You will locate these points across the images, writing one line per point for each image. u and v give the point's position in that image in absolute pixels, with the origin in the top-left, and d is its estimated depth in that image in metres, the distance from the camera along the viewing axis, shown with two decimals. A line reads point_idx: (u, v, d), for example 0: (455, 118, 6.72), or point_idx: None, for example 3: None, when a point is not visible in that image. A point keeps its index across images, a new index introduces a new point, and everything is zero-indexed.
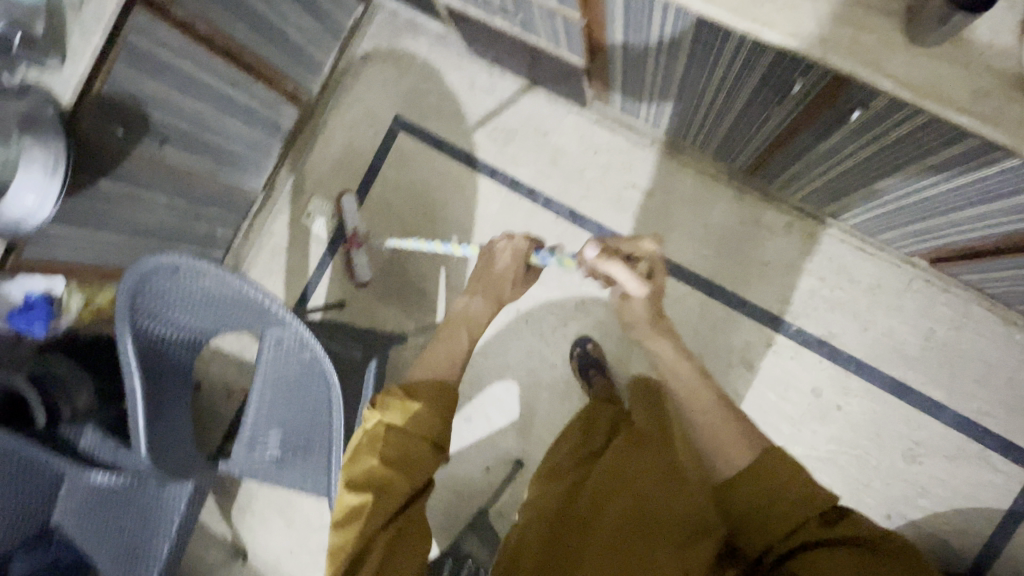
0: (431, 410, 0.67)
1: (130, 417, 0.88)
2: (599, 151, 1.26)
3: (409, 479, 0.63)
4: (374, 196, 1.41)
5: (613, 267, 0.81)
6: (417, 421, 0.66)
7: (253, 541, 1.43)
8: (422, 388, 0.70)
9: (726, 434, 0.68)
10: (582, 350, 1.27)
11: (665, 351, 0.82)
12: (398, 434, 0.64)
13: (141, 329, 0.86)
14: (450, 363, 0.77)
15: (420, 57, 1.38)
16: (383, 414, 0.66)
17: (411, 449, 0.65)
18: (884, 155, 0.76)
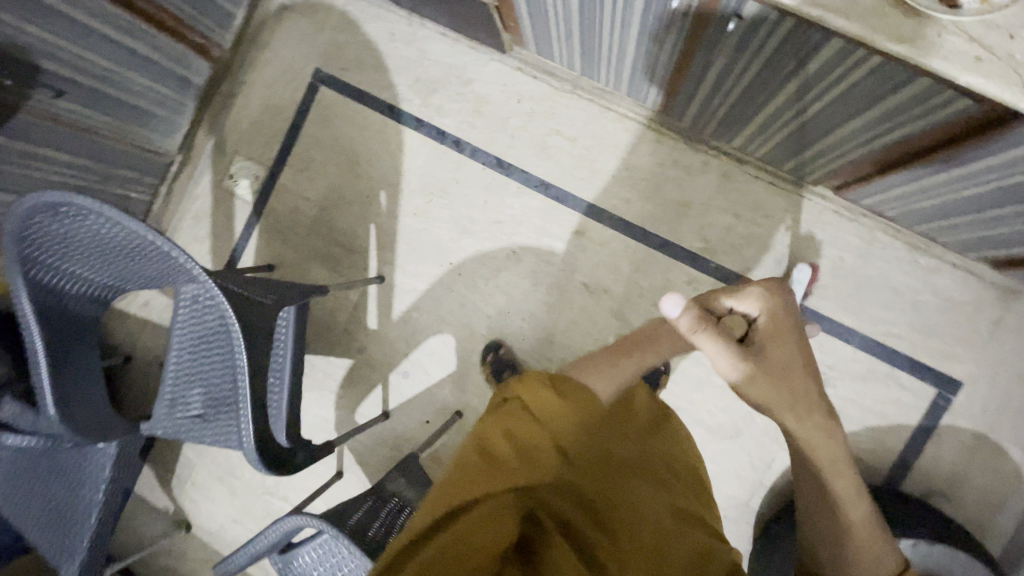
0: (577, 414, 0.59)
1: (32, 374, 0.86)
2: (523, 98, 1.25)
3: (506, 473, 0.55)
4: (298, 154, 1.37)
5: (701, 335, 0.63)
6: (557, 423, 0.58)
7: (197, 511, 1.42)
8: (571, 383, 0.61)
9: (844, 490, 0.64)
10: (494, 354, 1.26)
11: (819, 442, 0.63)
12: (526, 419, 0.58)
13: (36, 281, 0.83)
14: (610, 385, 0.67)
15: (337, 9, 1.34)
16: (525, 392, 0.59)
17: (526, 439, 0.57)
18: (769, 74, 0.78)
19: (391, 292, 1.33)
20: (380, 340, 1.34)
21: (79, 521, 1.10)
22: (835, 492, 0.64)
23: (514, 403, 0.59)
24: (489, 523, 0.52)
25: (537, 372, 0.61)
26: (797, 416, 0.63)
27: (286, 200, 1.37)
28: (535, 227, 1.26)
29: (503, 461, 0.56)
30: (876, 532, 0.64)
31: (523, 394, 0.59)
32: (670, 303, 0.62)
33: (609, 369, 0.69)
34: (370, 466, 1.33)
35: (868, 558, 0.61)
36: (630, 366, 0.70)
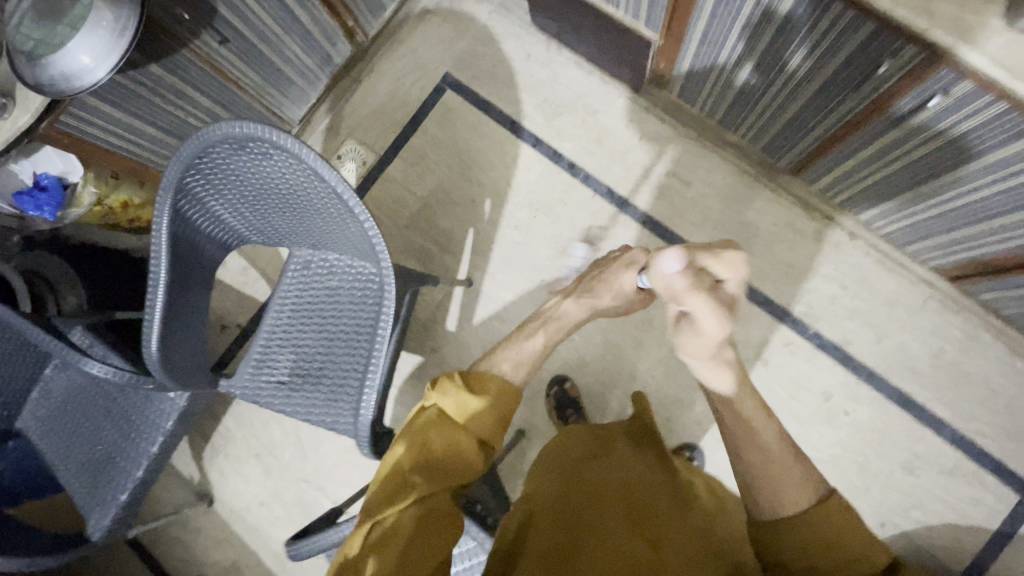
0: (486, 409, 0.67)
1: (147, 301, 0.83)
2: (645, 137, 1.29)
3: (447, 479, 0.63)
4: (411, 148, 1.39)
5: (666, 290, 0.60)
6: (474, 422, 0.66)
7: (224, 484, 1.35)
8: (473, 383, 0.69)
9: (786, 474, 0.58)
10: (559, 389, 1.22)
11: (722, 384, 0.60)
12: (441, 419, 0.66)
13: (180, 213, 0.81)
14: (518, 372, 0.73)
15: (480, 21, 1.39)
16: (439, 399, 0.67)
17: (454, 441, 0.65)
18: (946, 150, 0.79)
19: (476, 297, 1.32)
20: (456, 344, 1.31)
21: (122, 469, 1.03)
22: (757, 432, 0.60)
23: (427, 409, 0.67)
24: (426, 529, 0.59)
25: (448, 377, 0.68)
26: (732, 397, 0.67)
27: (390, 189, 1.39)
28: None
29: (441, 465, 0.63)
30: (797, 465, 0.59)
31: (439, 399, 0.67)
32: (670, 255, 0.59)
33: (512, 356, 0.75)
34: None
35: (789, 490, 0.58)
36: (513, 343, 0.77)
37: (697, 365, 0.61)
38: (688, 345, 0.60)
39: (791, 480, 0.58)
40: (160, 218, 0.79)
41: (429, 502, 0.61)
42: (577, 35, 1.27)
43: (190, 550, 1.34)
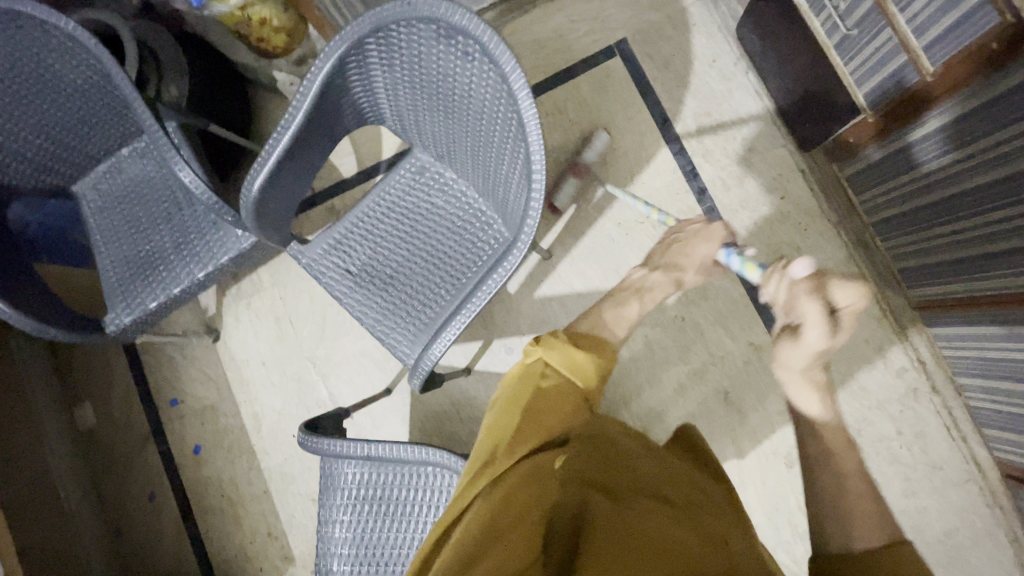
0: (561, 372, 0.75)
1: (273, 138, 0.78)
2: (786, 198, 1.22)
3: (522, 437, 0.68)
4: (554, 96, 1.30)
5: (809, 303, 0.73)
6: (577, 369, 0.76)
7: (233, 329, 1.33)
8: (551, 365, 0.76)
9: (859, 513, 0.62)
10: None
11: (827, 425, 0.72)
12: (529, 392, 0.73)
13: (346, 68, 0.74)
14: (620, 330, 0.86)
15: (682, 2, 1.28)
16: (545, 352, 0.77)
17: (556, 399, 0.72)
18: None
19: (547, 271, 1.28)
20: (507, 306, 1.28)
21: (160, 278, 1.00)
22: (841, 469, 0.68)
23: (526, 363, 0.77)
24: (508, 502, 0.58)
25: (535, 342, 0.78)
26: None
27: None
28: (716, 310, 1.22)
29: (541, 415, 0.70)
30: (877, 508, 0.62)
31: (546, 350, 0.77)
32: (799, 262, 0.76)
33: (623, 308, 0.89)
34: (421, 406, 1.26)
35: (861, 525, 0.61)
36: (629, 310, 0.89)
37: (785, 372, 0.76)
38: (784, 353, 0.76)
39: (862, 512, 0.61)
40: (325, 63, 0.72)
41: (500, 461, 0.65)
42: (774, 66, 1.17)
43: (178, 374, 1.33)
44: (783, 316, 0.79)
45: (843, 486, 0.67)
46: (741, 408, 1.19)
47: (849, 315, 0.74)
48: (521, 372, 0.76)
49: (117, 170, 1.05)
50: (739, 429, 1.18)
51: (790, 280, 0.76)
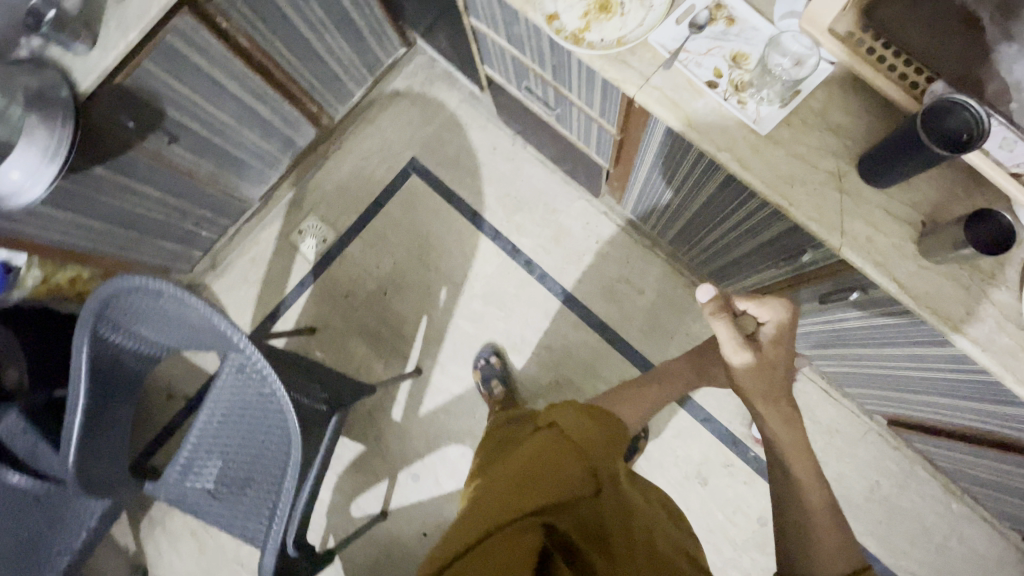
0: (608, 438, 0.64)
1: (65, 426, 0.82)
2: (602, 240, 1.29)
3: (556, 480, 0.58)
4: (372, 229, 1.39)
5: (722, 327, 0.69)
6: (571, 427, 0.64)
7: (158, 558, 1.33)
8: (604, 416, 0.68)
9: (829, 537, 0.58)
10: (485, 362, 1.28)
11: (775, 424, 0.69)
12: (552, 434, 0.63)
13: (100, 338, 0.80)
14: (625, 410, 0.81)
15: (448, 108, 1.40)
16: (559, 417, 0.66)
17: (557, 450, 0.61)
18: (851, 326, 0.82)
19: (424, 386, 1.31)
20: (400, 434, 1.30)
21: None
22: (795, 479, 0.63)
23: (545, 425, 0.66)
24: (515, 546, 0.51)
25: (572, 402, 0.69)
26: (779, 412, 0.70)
27: (348, 269, 1.38)
28: (585, 364, 1.26)
29: (539, 479, 0.57)
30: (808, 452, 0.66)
31: (557, 414, 0.67)
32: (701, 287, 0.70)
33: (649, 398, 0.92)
34: (354, 563, 1.26)
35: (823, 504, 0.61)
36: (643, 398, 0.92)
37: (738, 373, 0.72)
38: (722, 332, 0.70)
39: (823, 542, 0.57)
40: (81, 347, 0.78)
41: (533, 488, 0.57)
42: (537, 138, 1.28)
43: None
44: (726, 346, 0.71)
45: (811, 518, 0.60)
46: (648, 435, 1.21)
47: (767, 341, 0.73)
48: (612, 423, 0.68)
49: None
50: (647, 467, 1.20)
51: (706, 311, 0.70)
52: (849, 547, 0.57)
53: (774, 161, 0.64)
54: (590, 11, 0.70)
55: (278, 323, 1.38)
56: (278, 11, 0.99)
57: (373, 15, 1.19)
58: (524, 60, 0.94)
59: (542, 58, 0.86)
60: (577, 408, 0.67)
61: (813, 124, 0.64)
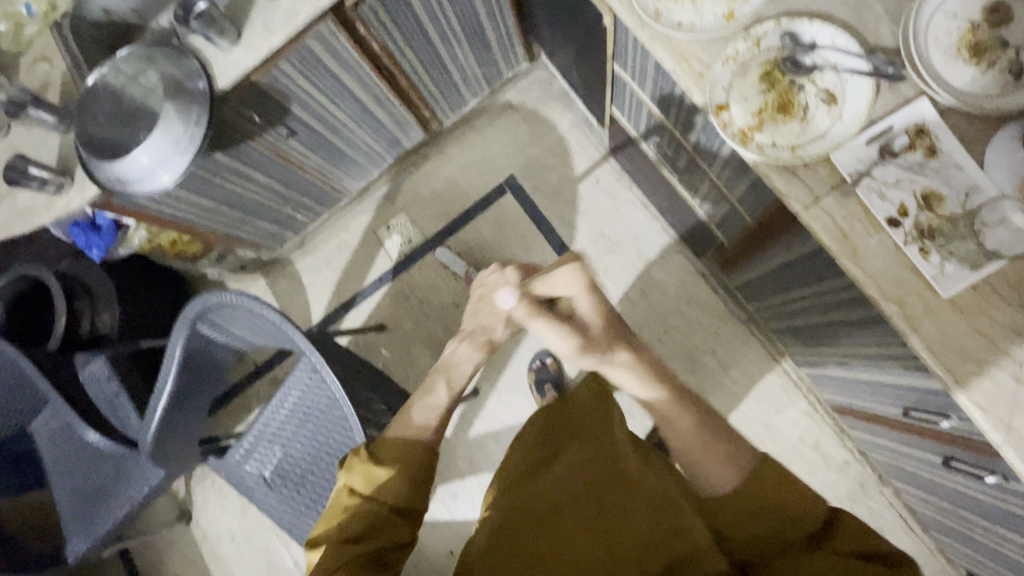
0: (391, 474, 0.76)
1: (150, 405, 0.87)
2: (692, 303, 1.21)
3: (372, 538, 0.71)
4: (457, 240, 1.37)
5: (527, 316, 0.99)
6: (382, 490, 0.75)
7: (203, 509, 1.40)
8: (385, 451, 0.79)
9: (710, 456, 0.71)
10: (540, 363, 1.26)
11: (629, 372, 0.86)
12: (355, 502, 0.74)
13: (196, 333, 0.84)
14: (426, 428, 0.84)
15: (558, 131, 1.34)
16: (348, 476, 0.77)
17: (368, 509, 0.73)
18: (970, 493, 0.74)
19: (478, 408, 1.30)
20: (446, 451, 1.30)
21: (105, 510, 1.08)
22: (678, 427, 0.77)
23: (341, 489, 0.76)
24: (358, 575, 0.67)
25: (354, 452, 0.79)
26: (636, 356, 0.88)
27: (426, 274, 1.37)
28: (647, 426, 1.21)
29: (376, 531, 0.72)
30: (707, 439, 0.73)
31: (347, 477, 0.77)
32: (502, 297, 1.02)
33: (674, 422, 0.78)
34: None
35: (712, 466, 0.70)
36: (672, 428, 0.78)
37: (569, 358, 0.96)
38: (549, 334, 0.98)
39: (708, 464, 0.70)
40: (178, 336, 0.83)
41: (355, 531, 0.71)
42: (647, 183, 1.20)
43: (160, 560, 1.39)
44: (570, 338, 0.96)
45: (689, 446, 0.75)
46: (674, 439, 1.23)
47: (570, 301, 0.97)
48: (401, 443, 0.80)
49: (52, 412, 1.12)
50: None
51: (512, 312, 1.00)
52: (733, 461, 0.69)
53: (946, 327, 0.56)
54: (766, 108, 0.63)
55: (350, 313, 1.39)
56: (415, 21, 0.96)
57: (504, 29, 1.14)
58: (663, 120, 0.87)
59: (688, 130, 0.79)
60: (360, 455, 0.78)
61: (1006, 298, 0.55)
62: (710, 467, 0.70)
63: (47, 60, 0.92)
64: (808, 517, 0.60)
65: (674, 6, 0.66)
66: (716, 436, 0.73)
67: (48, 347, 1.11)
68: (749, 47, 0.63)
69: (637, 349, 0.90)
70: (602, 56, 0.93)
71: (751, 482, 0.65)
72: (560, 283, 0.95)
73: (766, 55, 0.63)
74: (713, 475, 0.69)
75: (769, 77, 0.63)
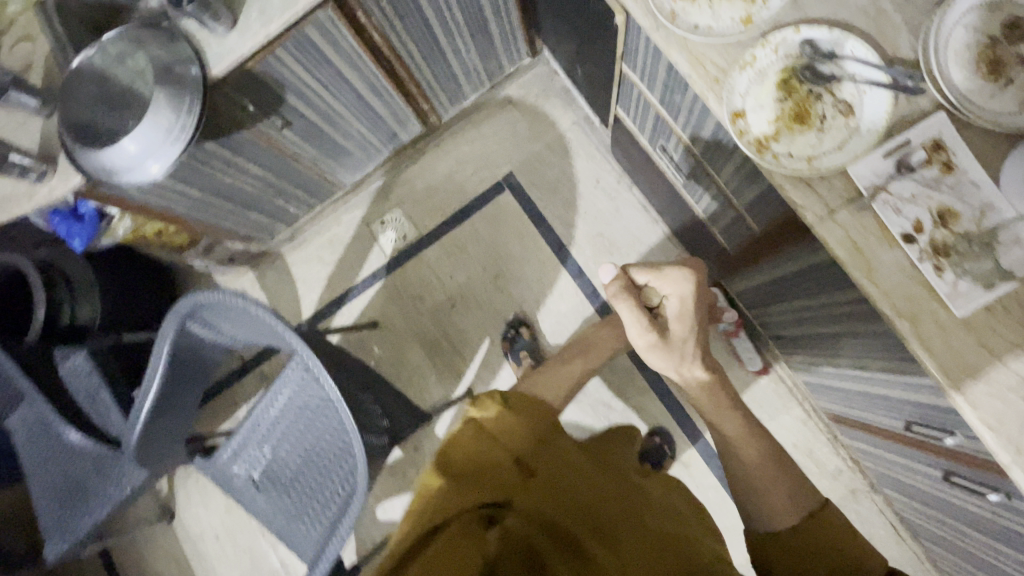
0: (522, 424, 0.69)
1: (136, 405, 0.84)
2: None
3: (487, 484, 0.63)
4: (453, 236, 1.34)
5: (620, 303, 0.80)
6: (508, 436, 0.67)
7: (185, 506, 1.37)
8: (520, 402, 0.71)
9: (778, 490, 0.64)
10: (515, 332, 1.26)
11: (696, 384, 0.77)
12: (475, 429, 0.67)
13: (185, 332, 0.82)
14: (557, 395, 0.86)
15: (558, 129, 1.32)
16: (479, 411, 0.68)
17: (488, 449, 0.65)
18: (970, 509, 0.74)
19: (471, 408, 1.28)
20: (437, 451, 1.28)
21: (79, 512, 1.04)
22: (729, 433, 0.72)
23: (469, 417, 0.68)
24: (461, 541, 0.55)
25: (489, 393, 0.71)
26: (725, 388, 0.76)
27: (421, 271, 1.35)
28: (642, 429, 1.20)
29: (484, 477, 0.63)
30: (777, 465, 0.67)
31: (477, 409, 0.69)
32: (606, 268, 0.84)
33: (738, 423, 0.72)
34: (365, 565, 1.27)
35: (778, 503, 0.63)
36: (730, 419, 0.73)
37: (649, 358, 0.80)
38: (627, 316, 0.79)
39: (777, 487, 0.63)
40: (165, 335, 0.80)
41: (464, 481, 0.62)
42: (648, 185, 1.19)
43: (141, 557, 1.36)
44: (644, 331, 0.79)
45: (752, 468, 0.67)
46: (669, 441, 1.24)
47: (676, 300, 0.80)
48: (524, 398, 0.73)
49: (27, 409, 1.08)
50: None
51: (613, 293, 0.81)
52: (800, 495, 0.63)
53: (958, 347, 0.56)
54: (782, 117, 0.61)
55: (341, 308, 1.36)
56: (417, 11, 0.93)
57: (508, 23, 1.11)
58: (670, 124, 0.86)
59: (697, 135, 0.78)
60: (495, 397, 0.70)
61: (1018, 318, 0.55)
62: (777, 506, 0.63)
63: (30, 40, 0.87)
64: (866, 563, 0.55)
65: (691, 8, 0.65)
66: (787, 465, 0.67)
67: (25, 340, 1.06)
68: (768, 53, 0.62)
69: (722, 380, 0.77)
70: (610, 55, 0.90)
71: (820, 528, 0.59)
72: (673, 273, 0.79)
73: (783, 62, 0.62)
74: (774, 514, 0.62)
75: (786, 85, 0.61)
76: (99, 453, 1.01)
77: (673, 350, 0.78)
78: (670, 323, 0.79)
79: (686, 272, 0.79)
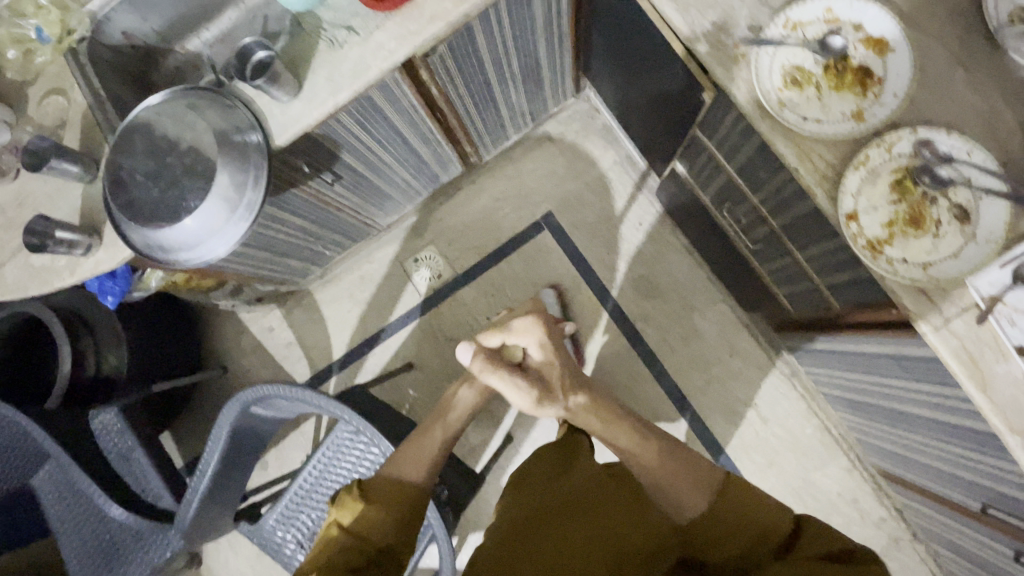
0: (376, 515, 0.66)
1: (193, 485, 0.80)
2: (735, 354, 1.20)
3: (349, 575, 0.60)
4: (490, 276, 1.31)
5: (493, 376, 0.83)
6: (369, 530, 0.65)
7: (213, 553, 1.32)
8: (376, 486, 0.70)
9: (680, 479, 0.69)
10: None
11: (589, 421, 0.81)
12: (345, 538, 0.64)
13: (247, 409, 0.79)
14: (422, 471, 0.74)
15: (599, 168, 1.29)
16: (339, 512, 0.66)
17: (370, 517, 0.65)
18: None
19: (511, 454, 1.25)
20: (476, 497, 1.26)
21: None
22: (625, 447, 0.76)
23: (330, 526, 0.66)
24: None
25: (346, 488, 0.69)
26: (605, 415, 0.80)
27: (456, 311, 1.31)
28: None
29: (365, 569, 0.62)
30: (671, 460, 0.72)
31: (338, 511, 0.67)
32: (461, 349, 0.84)
33: (631, 440, 0.76)
34: None
35: (683, 486, 0.69)
36: (623, 435, 0.77)
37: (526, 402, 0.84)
38: (504, 380, 0.83)
39: (673, 483, 0.69)
40: (231, 411, 0.78)
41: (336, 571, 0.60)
42: (695, 232, 1.17)
43: None
44: (523, 385, 0.83)
45: (661, 462, 0.72)
46: None
47: (538, 348, 0.89)
48: (386, 482, 0.71)
49: (54, 470, 1.01)
50: None
51: (478, 364, 0.83)
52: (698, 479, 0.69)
53: None
54: (896, 220, 0.60)
55: (373, 349, 1.32)
56: (479, 65, 0.89)
57: (560, 65, 1.07)
58: (746, 193, 0.83)
59: (782, 213, 0.76)
60: (353, 494, 0.68)
61: None
62: (682, 493, 0.68)
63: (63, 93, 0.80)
64: (776, 529, 0.61)
65: (799, 99, 0.63)
66: (683, 458, 0.73)
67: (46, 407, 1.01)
68: (882, 152, 0.60)
69: (600, 405, 0.82)
70: (681, 116, 0.87)
71: (725, 505, 0.66)
72: (518, 328, 0.90)
73: (897, 162, 0.60)
74: (686, 496, 0.68)
75: (901, 186, 0.60)
76: (133, 523, 0.95)
77: (554, 397, 0.83)
78: (538, 377, 0.86)
79: (529, 322, 0.90)
